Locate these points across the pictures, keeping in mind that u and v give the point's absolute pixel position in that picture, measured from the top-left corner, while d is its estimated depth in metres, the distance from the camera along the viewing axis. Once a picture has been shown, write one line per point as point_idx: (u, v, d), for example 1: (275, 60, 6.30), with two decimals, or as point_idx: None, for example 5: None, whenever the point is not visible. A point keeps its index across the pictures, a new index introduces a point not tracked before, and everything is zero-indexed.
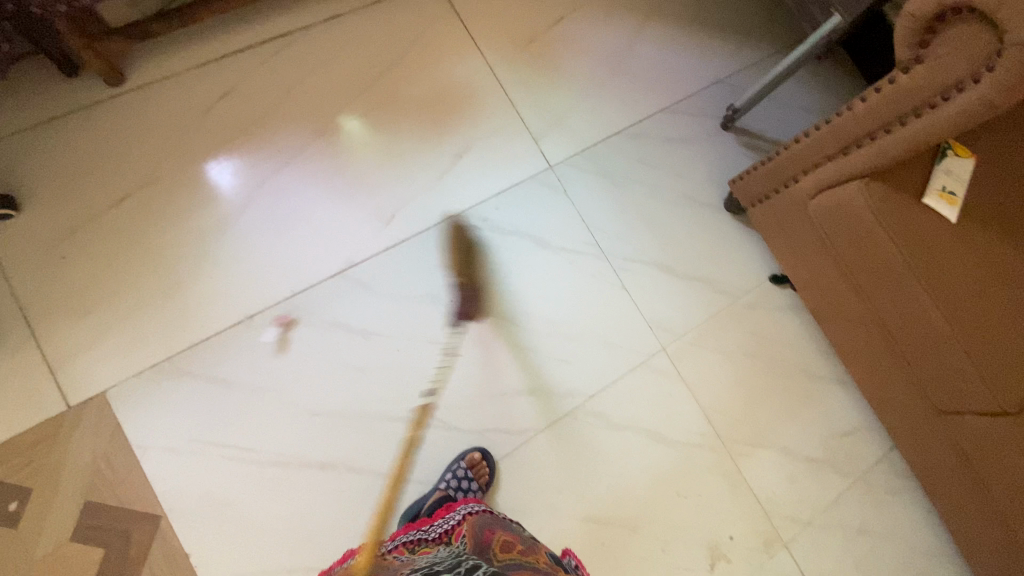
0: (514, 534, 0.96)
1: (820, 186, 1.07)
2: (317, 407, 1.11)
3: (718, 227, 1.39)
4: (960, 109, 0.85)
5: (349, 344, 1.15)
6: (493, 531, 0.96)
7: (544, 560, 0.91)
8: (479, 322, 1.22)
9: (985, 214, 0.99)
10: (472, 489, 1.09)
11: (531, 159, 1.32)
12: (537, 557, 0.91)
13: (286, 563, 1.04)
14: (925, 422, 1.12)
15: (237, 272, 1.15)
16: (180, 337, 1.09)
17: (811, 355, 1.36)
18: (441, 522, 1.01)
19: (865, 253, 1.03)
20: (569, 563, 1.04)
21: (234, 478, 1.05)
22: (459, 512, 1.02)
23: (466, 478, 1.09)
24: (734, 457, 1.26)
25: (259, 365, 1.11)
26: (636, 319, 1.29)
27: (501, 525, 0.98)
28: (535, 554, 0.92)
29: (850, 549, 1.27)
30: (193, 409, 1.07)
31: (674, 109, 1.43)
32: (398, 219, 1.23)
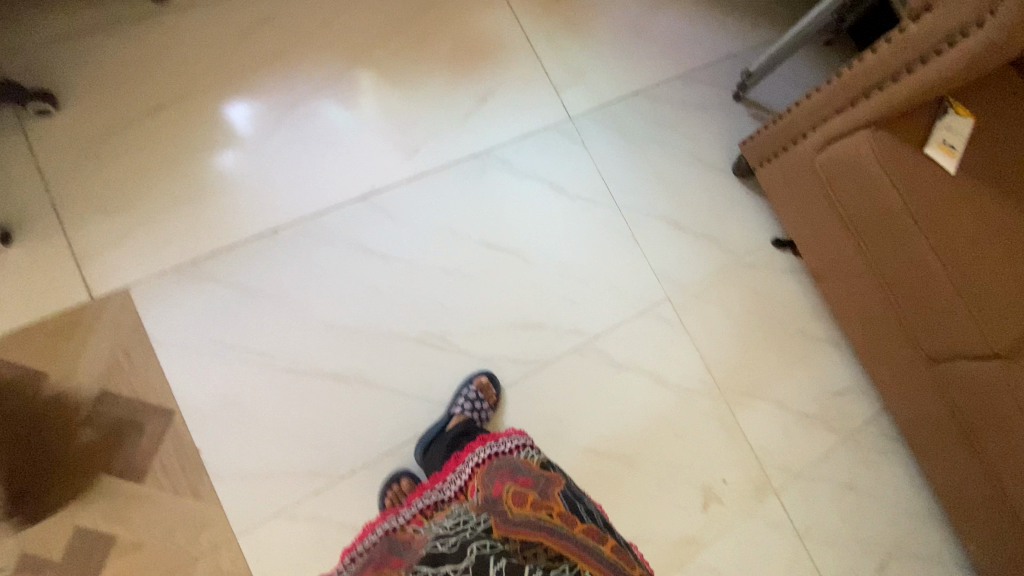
0: (528, 481, 0.97)
1: (828, 139, 1.13)
2: (333, 321, 1.13)
3: (726, 189, 1.45)
4: (965, 52, 0.92)
5: (367, 265, 1.18)
6: (506, 483, 0.97)
7: (560, 511, 0.91)
8: (494, 257, 1.25)
9: (982, 166, 1.06)
10: (483, 410, 1.13)
11: (552, 110, 1.38)
12: (552, 508, 0.91)
13: (293, 467, 1.05)
14: (917, 372, 1.18)
15: (262, 188, 1.18)
16: (205, 242, 1.12)
17: (808, 316, 1.41)
18: (455, 478, 1.05)
19: (869, 201, 1.08)
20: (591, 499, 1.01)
21: (249, 381, 1.08)
22: (469, 464, 1.05)
23: (477, 400, 1.12)
24: (731, 405, 1.30)
25: (279, 275, 1.13)
26: (644, 268, 1.34)
27: (510, 473, 0.99)
28: (549, 504, 0.92)
29: (837, 503, 1.31)
30: (212, 311, 1.09)
31: (690, 77, 1.50)
32: (421, 153, 1.28)
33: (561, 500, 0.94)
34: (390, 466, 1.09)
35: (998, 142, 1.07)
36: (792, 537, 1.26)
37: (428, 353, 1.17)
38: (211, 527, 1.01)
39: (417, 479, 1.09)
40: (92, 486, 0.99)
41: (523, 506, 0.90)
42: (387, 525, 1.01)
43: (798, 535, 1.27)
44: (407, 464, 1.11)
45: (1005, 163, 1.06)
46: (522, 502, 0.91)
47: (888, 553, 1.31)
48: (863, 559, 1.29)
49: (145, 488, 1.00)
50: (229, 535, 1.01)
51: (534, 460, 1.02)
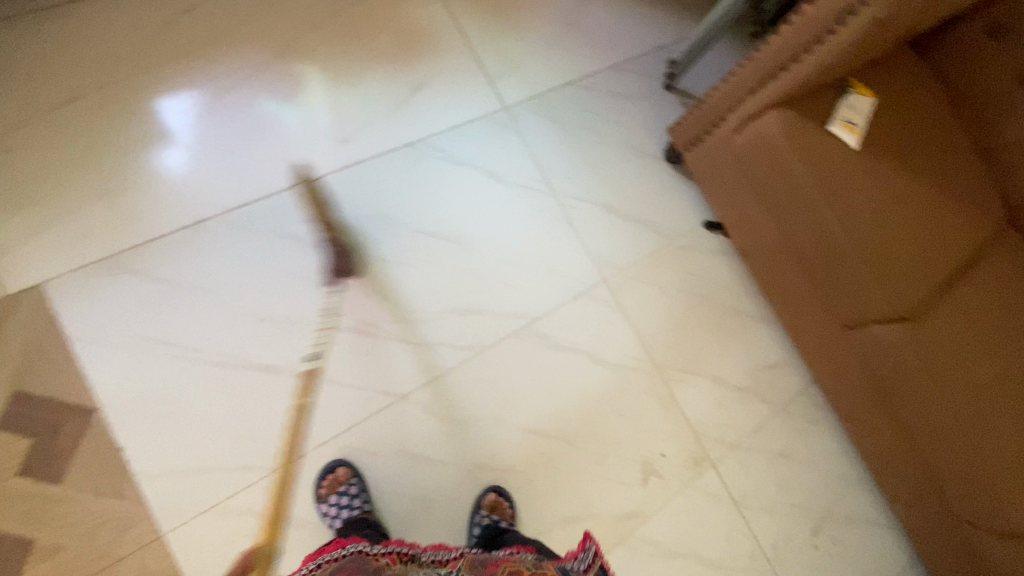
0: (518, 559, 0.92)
1: (743, 121, 1.18)
2: (263, 312, 1.12)
3: (658, 174, 1.49)
4: (853, 31, 0.98)
5: (298, 255, 1.17)
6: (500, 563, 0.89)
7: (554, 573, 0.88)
8: (431, 245, 1.26)
9: (878, 141, 1.14)
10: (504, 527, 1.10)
11: (486, 99, 1.40)
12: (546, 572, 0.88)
13: (222, 462, 1.03)
14: (833, 340, 1.25)
15: (187, 181, 1.15)
16: (128, 236, 1.09)
17: (740, 294, 1.47)
18: (437, 552, 0.99)
19: (781, 178, 1.14)
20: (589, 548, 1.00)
21: (174, 376, 1.05)
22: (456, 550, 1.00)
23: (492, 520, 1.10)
24: (668, 382, 1.34)
25: (206, 268, 1.11)
26: (581, 252, 1.37)
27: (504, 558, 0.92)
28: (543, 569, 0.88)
29: (772, 471, 1.36)
30: (135, 306, 1.06)
31: (621, 67, 1.54)
32: (353, 143, 1.27)
33: (552, 567, 0.90)
34: (326, 456, 1.08)
35: (890, 119, 1.16)
36: (730, 507, 1.31)
37: (363, 340, 1.16)
38: (136, 527, 0.97)
39: (354, 467, 1.08)
40: (5, 490, 0.95)
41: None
42: (360, 546, 0.95)
43: (736, 504, 1.31)
44: (344, 454, 1.09)
45: (897, 138, 1.15)
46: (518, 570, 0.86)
47: (821, 517, 1.37)
48: (797, 524, 1.34)
49: (64, 491, 0.97)
50: (155, 534, 0.98)
51: (527, 557, 0.97)
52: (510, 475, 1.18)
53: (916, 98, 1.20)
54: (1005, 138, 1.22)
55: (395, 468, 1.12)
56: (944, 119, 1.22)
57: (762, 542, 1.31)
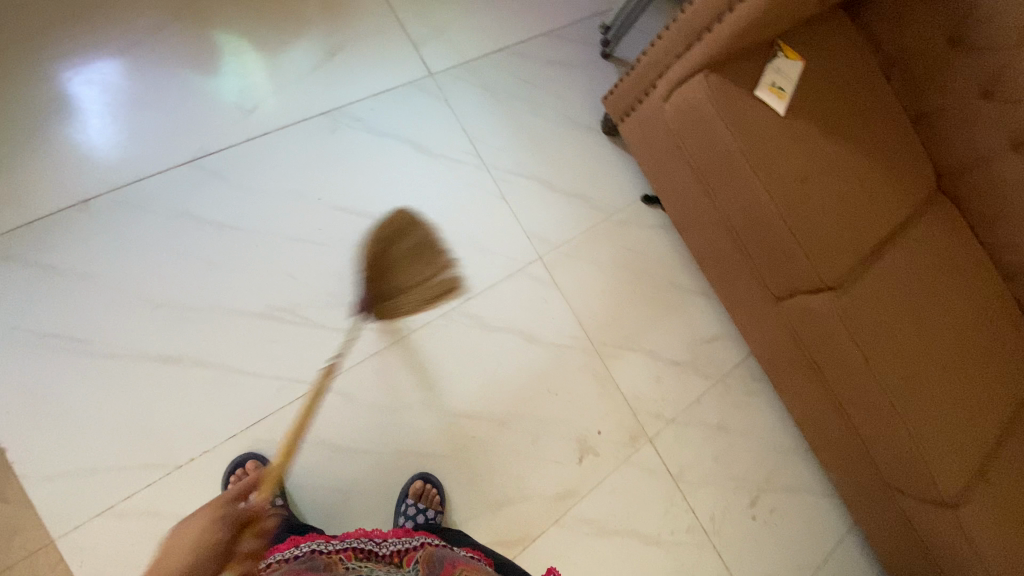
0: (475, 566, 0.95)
1: (671, 87, 1.14)
2: (163, 299, 1.04)
3: (595, 146, 1.45)
4: None
5: (201, 236, 1.09)
6: (456, 564, 0.96)
7: None
8: (351, 223, 1.19)
9: (808, 107, 1.11)
10: (430, 518, 1.06)
11: (410, 67, 1.31)
12: None
13: (121, 459, 0.96)
14: (766, 313, 1.24)
15: (71, 156, 1.05)
16: (3, 218, 0.99)
17: (677, 268, 1.45)
18: (395, 541, 1.01)
19: (710, 147, 1.11)
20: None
21: (63, 369, 0.97)
22: (416, 539, 1.01)
23: (420, 512, 1.06)
24: (604, 359, 1.32)
25: (96, 252, 1.03)
26: (515, 228, 1.32)
27: (462, 558, 0.98)
28: None
29: (710, 445, 1.36)
30: (15, 295, 0.97)
31: (556, 33, 1.47)
32: (261, 112, 1.18)
33: None
34: (238, 449, 1.02)
35: (820, 84, 1.13)
36: (668, 481, 1.30)
37: (277, 326, 1.10)
38: (24, 532, 0.90)
39: (264, 461, 1.02)
40: None
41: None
42: (316, 546, 0.94)
43: (674, 479, 1.31)
44: (256, 446, 1.03)
45: (827, 103, 1.13)
46: None
47: (759, 488, 1.37)
48: (735, 495, 1.35)
49: None
50: (46, 539, 0.91)
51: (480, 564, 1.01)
52: (439, 459, 1.15)
53: (847, 63, 1.17)
54: (933, 102, 1.21)
55: (315, 458, 1.07)
56: (875, 84, 1.20)
57: (700, 515, 1.31)
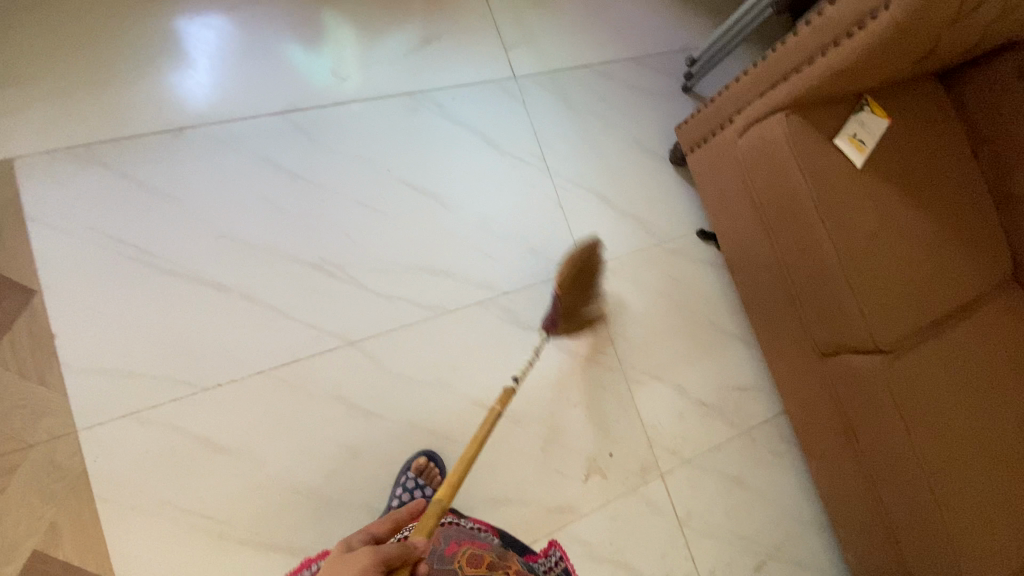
0: (483, 543, 0.95)
1: (749, 123, 1.14)
2: (227, 230, 1.10)
3: (660, 174, 1.45)
4: (874, 33, 0.94)
5: (272, 181, 1.15)
6: (460, 544, 0.94)
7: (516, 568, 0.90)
8: (413, 198, 1.24)
9: (886, 165, 1.09)
10: (426, 495, 1.06)
11: (497, 66, 1.37)
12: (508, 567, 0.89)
13: (154, 370, 1.01)
14: (807, 367, 1.20)
15: (179, 87, 1.14)
16: (106, 129, 1.08)
17: (721, 309, 1.42)
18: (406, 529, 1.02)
19: (778, 186, 1.10)
20: (554, 553, 1.13)
21: (124, 275, 1.03)
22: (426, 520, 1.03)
23: (418, 488, 1.06)
24: (630, 382, 1.30)
25: (178, 174, 1.10)
26: (565, 235, 1.33)
27: (468, 535, 0.97)
28: (507, 563, 0.90)
29: (723, 496, 1.30)
30: (99, 199, 1.05)
31: (642, 60, 1.50)
32: (353, 82, 1.26)
33: (516, 561, 0.92)
34: (261, 386, 1.05)
35: (901, 146, 1.10)
36: (672, 522, 1.25)
37: (322, 278, 1.14)
38: (52, 416, 0.95)
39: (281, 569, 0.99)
40: None
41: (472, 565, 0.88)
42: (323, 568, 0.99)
43: (679, 521, 1.25)
44: (279, 388, 1.06)
45: (906, 166, 1.10)
46: (478, 564, 0.89)
47: (767, 553, 1.30)
48: (741, 554, 1.28)
49: None
50: (70, 428, 0.95)
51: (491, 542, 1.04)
52: (448, 442, 1.14)
53: (933, 131, 1.14)
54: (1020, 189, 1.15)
55: (329, 412, 1.08)
56: (961, 158, 1.16)
57: (699, 566, 1.24)
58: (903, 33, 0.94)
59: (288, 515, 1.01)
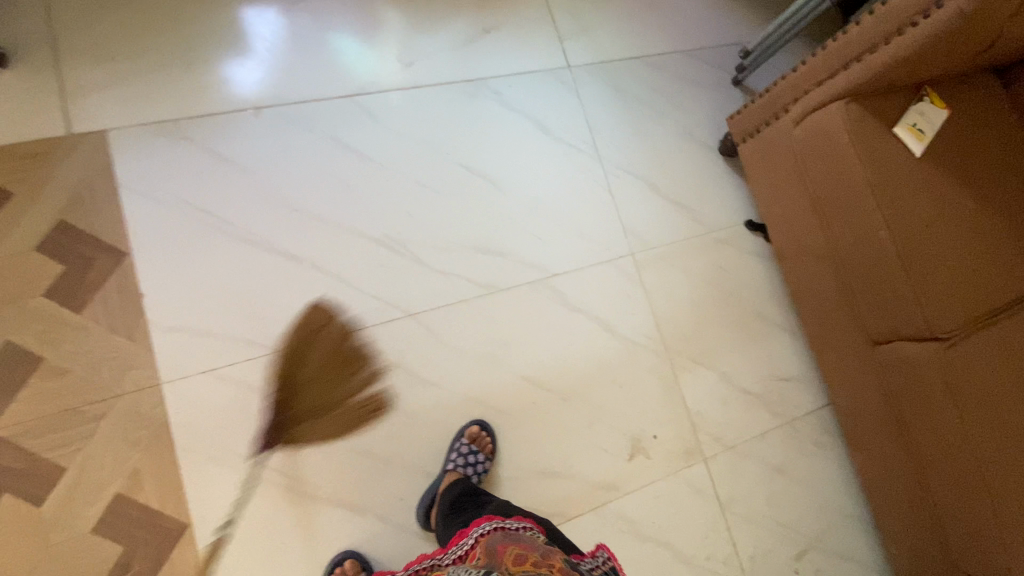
0: (529, 545, 0.88)
1: (806, 112, 1.16)
2: (299, 204, 1.16)
3: (709, 165, 1.47)
4: (938, 23, 0.95)
5: (340, 159, 1.21)
6: (508, 547, 0.88)
7: (561, 567, 0.82)
8: (471, 180, 1.28)
9: (945, 156, 1.09)
10: (479, 460, 1.10)
11: (552, 56, 1.41)
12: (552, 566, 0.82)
13: (231, 332, 1.07)
14: (858, 356, 1.21)
15: (255, 68, 1.20)
16: (191, 106, 1.15)
17: (767, 300, 1.43)
18: (455, 549, 0.96)
19: (835, 175, 1.12)
20: (601, 555, 1.01)
21: (205, 242, 1.10)
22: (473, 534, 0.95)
23: (471, 453, 1.10)
24: (676, 367, 1.32)
25: (255, 150, 1.16)
26: (614, 221, 1.36)
27: (513, 538, 0.90)
28: (551, 562, 0.83)
29: (766, 483, 1.31)
30: (184, 170, 1.12)
31: (693, 53, 1.52)
32: (416, 68, 1.30)
33: (562, 559, 0.85)
34: (326, 351, 1.11)
35: (961, 137, 1.11)
36: (714, 506, 1.26)
37: (385, 253, 1.19)
38: (138, 369, 1.02)
39: (362, 561, 1.04)
40: (30, 307, 1.00)
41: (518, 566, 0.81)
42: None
43: (721, 506, 1.27)
44: (344, 354, 1.12)
45: (966, 157, 1.10)
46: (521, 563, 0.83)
47: (807, 542, 1.30)
48: (782, 542, 1.29)
49: (81, 319, 1.01)
50: (154, 381, 1.02)
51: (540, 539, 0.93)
52: (499, 415, 1.18)
53: (993, 123, 1.14)
54: None
55: (389, 380, 1.13)
56: None
57: (740, 551, 1.26)
58: (968, 22, 0.94)
59: (350, 473, 1.07)
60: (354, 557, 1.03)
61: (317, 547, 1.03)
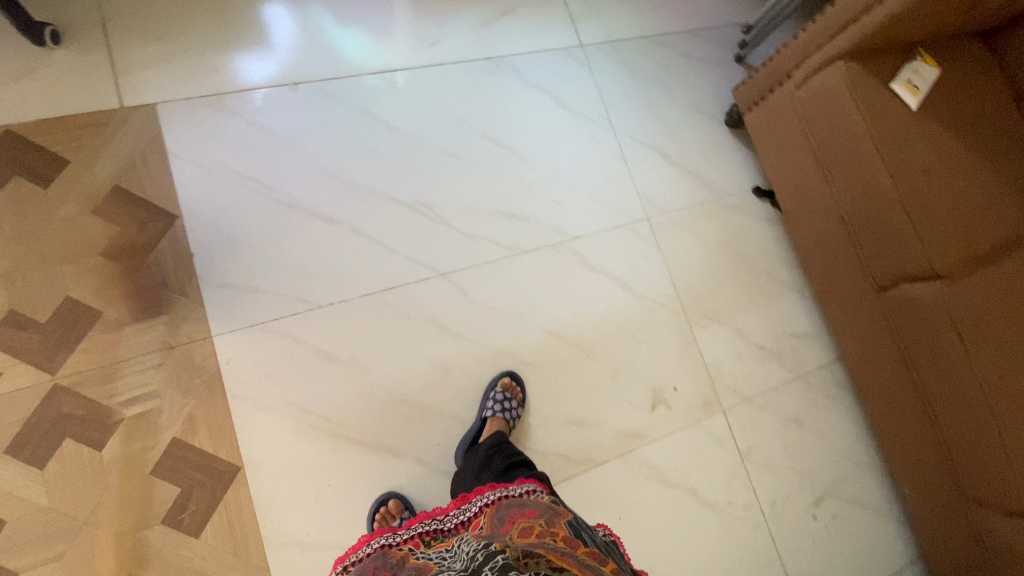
0: (534, 513, 0.86)
1: (808, 75, 1.25)
2: (336, 172, 1.23)
3: (716, 136, 1.55)
4: None
5: (372, 130, 1.28)
6: (513, 518, 0.85)
7: (564, 536, 0.80)
8: (494, 150, 1.36)
9: (939, 110, 1.17)
10: (513, 407, 1.16)
11: (566, 36, 1.49)
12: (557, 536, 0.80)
13: (276, 288, 1.14)
14: (865, 303, 1.28)
15: (290, 46, 1.27)
16: (232, 81, 1.22)
17: (776, 262, 1.50)
18: (457, 513, 0.96)
19: (838, 129, 1.20)
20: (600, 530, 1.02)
21: (248, 206, 1.17)
22: (476, 503, 0.95)
23: (506, 400, 1.16)
24: (692, 324, 1.38)
25: (292, 121, 1.24)
26: (628, 188, 1.43)
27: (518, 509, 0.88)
28: (555, 531, 0.81)
29: (782, 433, 1.37)
30: (228, 140, 1.19)
31: (697, 33, 1.61)
32: (439, 47, 1.38)
33: (567, 528, 0.82)
34: (364, 307, 1.17)
35: (954, 92, 1.19)
36: (734, 454, 1.32)
37: (416, 217, 1.26)
38: (190, 322, 1.08)
39: (405, 501, 1.09)
40: (89, 265, 1.06)
41: (527, 535, 0.78)
42: (383, 542, 0.90)
43: (740, 454, 1.32)
44: (380, 310, 1.18)
45: (959, 110, 1.18)
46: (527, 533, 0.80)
47: (824, 490, 1.36)
48: (799, 489, 1.34)
49: (136, 276, 1.08)
50: (205, 334, 1.08)
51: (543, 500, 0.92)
52: (527, 367, 1.24)
53: (981, 80, 1.22)
54: None
55: (423, 334, 1.19)
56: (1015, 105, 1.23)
57: (760, 497, 1.31)
58: None
59: (390, 420, 1.13)
60: (397, 497, 1.08)
61: (361, 490, 1.09)
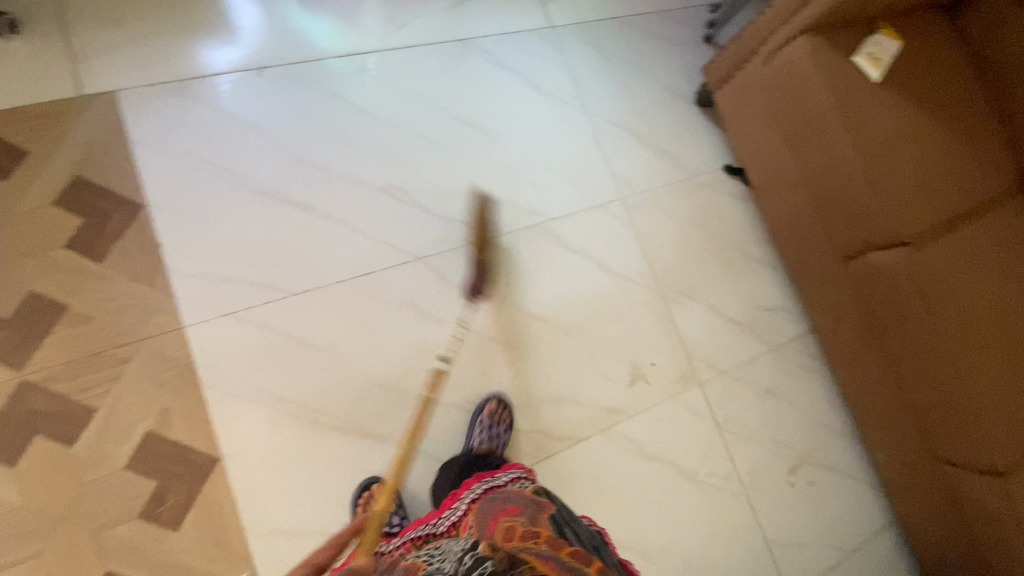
0: (517, 510, 0.88)
1: (773, 50, 1.27)
2: (307, 157, 1.22)
3: (687, 115, 1.57)
4: None
5: (342, 115, 1.27)
6: (497, 518, 0.87)
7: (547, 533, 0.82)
8: (467, 132, 1.35)
9: (899, 81, 1.20)
10: (501, 434, 1.14)
11: (536, 17, 1.49)
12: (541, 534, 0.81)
13: (249, 277, 1.12)
14: (833, 274, 1.31)
15: (256, 29, 1.25)
16: (196, 66, 1.19)
17: (748, 237, 1.52)
18: (448, 515, 0.99)
19: (803, 103, 1.22)
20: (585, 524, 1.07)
21: (216, 194, 1.14)
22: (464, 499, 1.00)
23: (493, 427, 1.14)
24: (668, 301, 1.40)
25: (260, 106, 1.21)
26: (602, 168, 1.44)
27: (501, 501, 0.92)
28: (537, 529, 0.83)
29: (758, 404, 1.40)
30: (194, 127, 1.16)
31: (666, 13, 1.62)
32: (408, 29, 1.37)
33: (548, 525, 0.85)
34: (340, 293, 1.16)
35: (913, 64, 1.22)
36: (712, 427, 1.34)
37: (390, 202, 1.25)
38: (161, 313, 1.06)
39: None
40: (52, 257, 1.03)
41: (513, 536, 0.80)
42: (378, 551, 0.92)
43: (718, 426, 1.35)
44: (357, 296, 1.17)
45: (919, 81, 1.21)
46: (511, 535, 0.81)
47: (800, 457, 1.40)
48: (776, 458, 1.38)
49: (103, 268, 1.05)
50: (177, 324, 1.06)
51: (527, 489, 0.99)
52: (506, 348, 1.25)
53: (939, 51, 1.25)
54: None
55: (401, 319, 1.19)
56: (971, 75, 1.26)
57: (738, 467, 1.34)
58: None
59: (370, 405, 1.13)
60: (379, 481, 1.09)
61: (343, 475, 1.09)
